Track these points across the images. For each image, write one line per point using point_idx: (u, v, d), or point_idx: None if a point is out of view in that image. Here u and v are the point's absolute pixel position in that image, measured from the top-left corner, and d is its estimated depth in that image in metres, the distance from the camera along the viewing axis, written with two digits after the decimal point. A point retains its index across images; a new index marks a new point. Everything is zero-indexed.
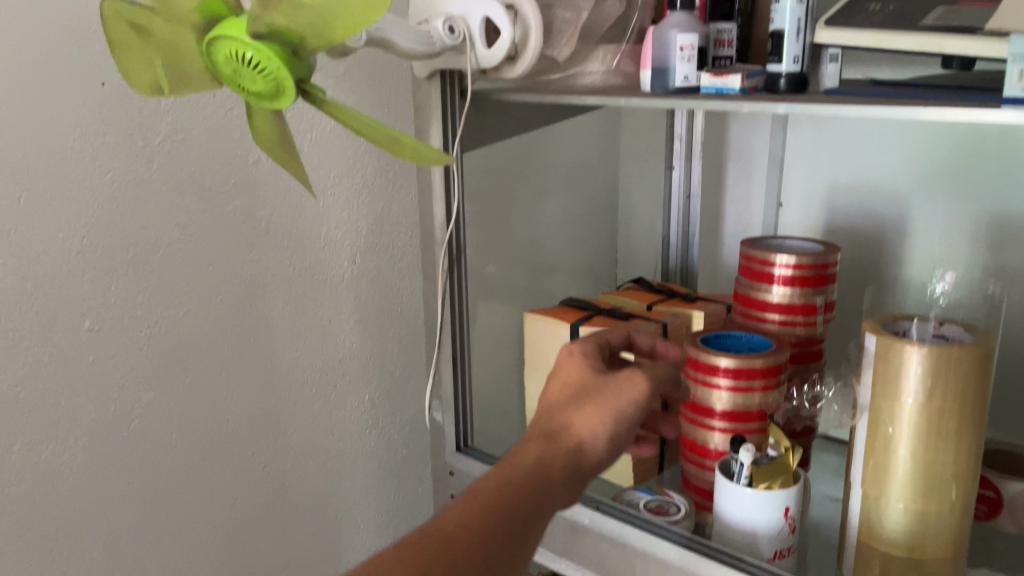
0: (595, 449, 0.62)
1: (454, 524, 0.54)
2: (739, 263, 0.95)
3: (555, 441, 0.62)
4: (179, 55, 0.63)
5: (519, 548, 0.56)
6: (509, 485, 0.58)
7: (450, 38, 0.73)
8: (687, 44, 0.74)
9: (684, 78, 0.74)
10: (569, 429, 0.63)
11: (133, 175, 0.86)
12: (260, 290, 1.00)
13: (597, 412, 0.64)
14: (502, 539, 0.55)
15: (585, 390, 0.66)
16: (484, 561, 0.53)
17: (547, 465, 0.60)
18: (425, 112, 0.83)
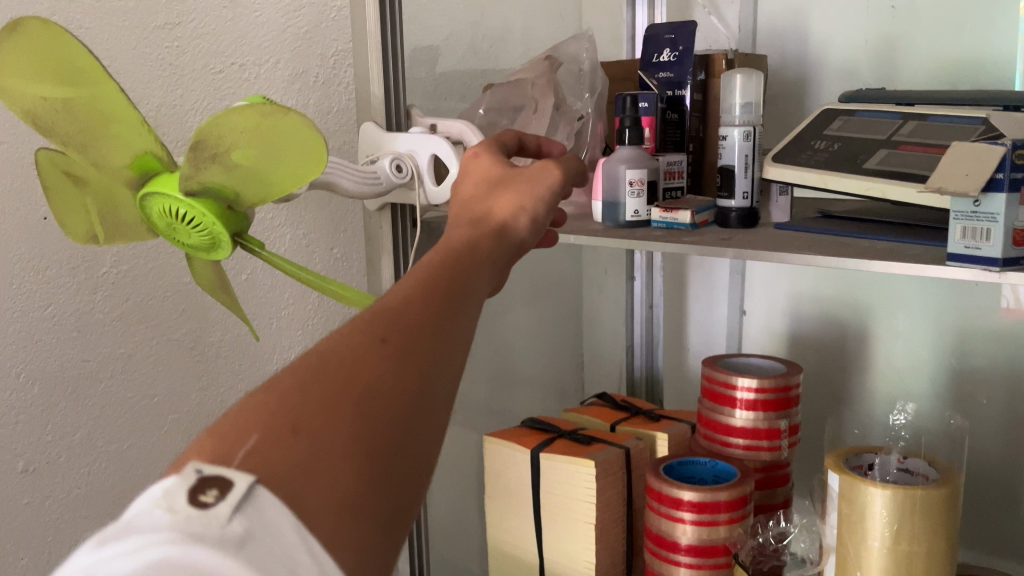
0: (522, 226, 0.54)
1: (396, 308, 0.43)
2: (702, 384, 0.93)
3: (479, 228, 0.52)
4: (116, 206, 0.60)
5: (469, 314, 0.47)
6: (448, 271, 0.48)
7: (398, 176, 0.73)
8: (636, 179, 0.73)
9: (633, 210, 0.74)
10: (495, 213, 0.54)
11: (75, 308, 0.83)
12: (209, 417, 0.96)
13: (516, 194, 0.54)
14: (452, 311, 0.45)
15: (501, 179, 0.56)
16: (441, 338, 0.43)
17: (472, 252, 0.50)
18: (376, 243, 0.81)
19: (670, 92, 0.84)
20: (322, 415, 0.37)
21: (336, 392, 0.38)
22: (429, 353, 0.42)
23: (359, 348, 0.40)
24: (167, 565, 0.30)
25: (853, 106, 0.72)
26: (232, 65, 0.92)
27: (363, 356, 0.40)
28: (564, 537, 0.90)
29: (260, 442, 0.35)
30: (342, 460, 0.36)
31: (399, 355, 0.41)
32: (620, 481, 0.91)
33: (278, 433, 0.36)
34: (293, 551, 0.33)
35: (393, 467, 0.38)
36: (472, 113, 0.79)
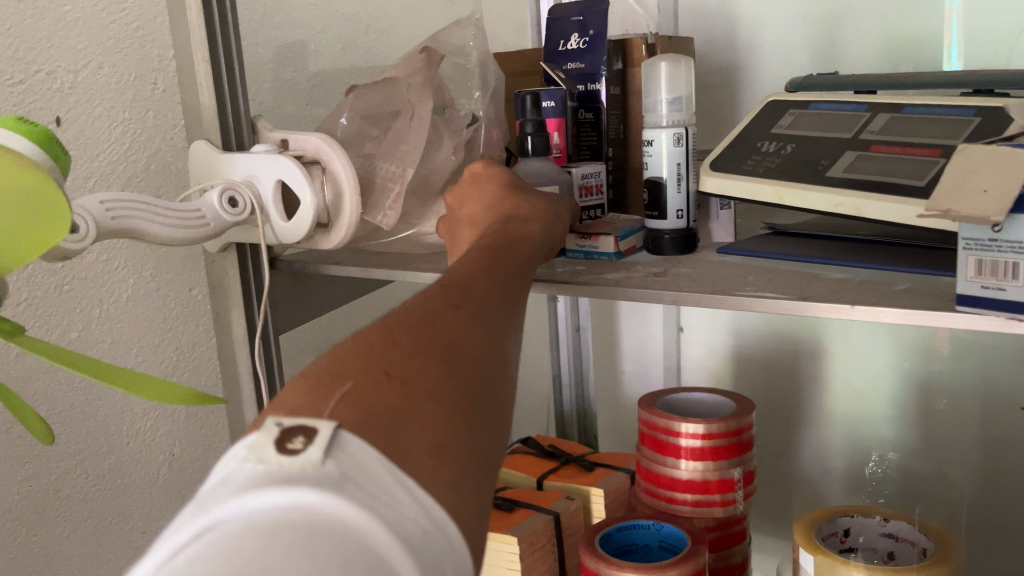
0: (549, 225, 0.51)
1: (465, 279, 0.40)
2: (639, 429, 0.79)
3: (517, 219, 0.50)
4: None
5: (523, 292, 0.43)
6: (495, 253, 0.44)
7: (233, 213, 0.55)
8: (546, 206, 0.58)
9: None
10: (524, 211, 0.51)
11: None
12: (41, 515, 0.76)
13: (541, 198, 0.53)
14: (509, 289, 0.42)
15: (521, 184, 0.54)
16: (511, 311, 0.40)
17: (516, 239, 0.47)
18: (223, 293, 0.64)
19: (582, 86, 0.69)
20: (413, 363, 0.32)
21: (424, 344, 0.33)
22: (500, 323, 0.38)
23: (437, 310, 0.36)
24: (270, 514, 0.24)
25: (806, 97, 0.58)
26: (37, 73, 0.72)
27: (441, 317, 0.35)
28: None
29: (350, 389, 0.29)
30: (437, 403, 0.30)
31: (475, 320, 0.36)
32: (549, 555, 0.76)
33: (367, 378, 0.30)
34: (396, 495, 0.26)
35: (484, 425, 0.32)
36: (332, 124, 0.63)
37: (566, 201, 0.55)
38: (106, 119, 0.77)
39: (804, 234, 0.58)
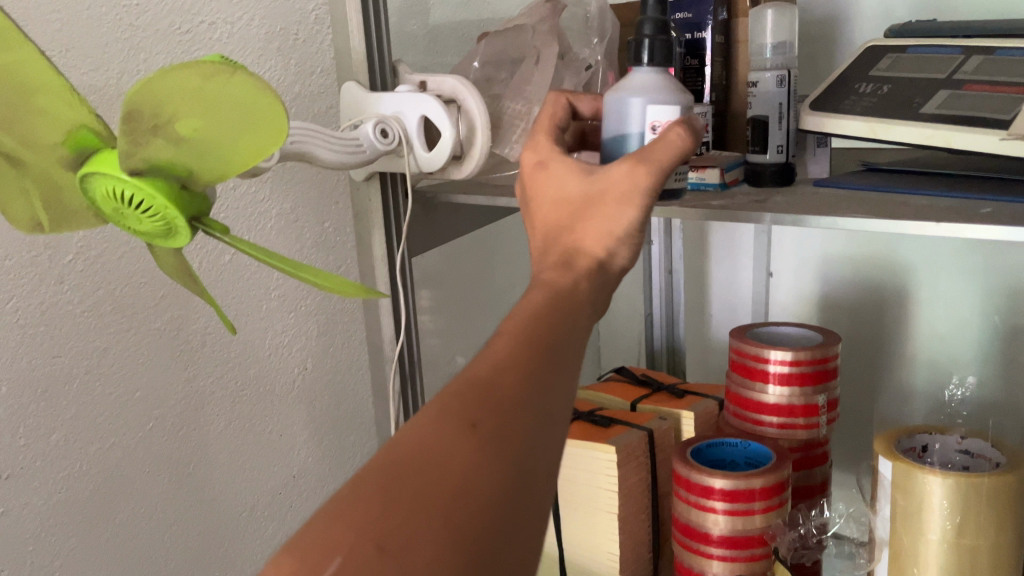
0: (614, 259, 0.48)
1: (491, 378, 0.41)
2: (730, 357, 0.85)
3: (569, 272, 0.47)
4: (59, 187, 0.52)
5: (564, 380, 0.43)
6: (536, 325, 0.44)
7: (385, 143, 0.64)
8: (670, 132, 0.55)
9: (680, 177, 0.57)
10: (582, 253, 0.48)
11: (40, 300, 0.75)
12: (196, 411, 0.89)
13: (605, 223, 0.48)
14: (544, 380, 0.42)
15: (586, 201, 0.49)
16: (539, 411, 0.41)
17: (558, 319, 0.44)
18: (366, 218, 0.73)
19: (689, 35, 0.74)
20: (408, 523, 0.35)
21: (428, 495, 0.36)
22: (521, 432, 0.39)
23: (447, 442, 0.38)
24: None
25: (902, 43, 0.63)
26: (201, 24, 0.82)
27: (451, 449, 0.38)
28: (586, 527, 0.84)
29: (339, 564, 0.34)
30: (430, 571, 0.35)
31: (490, 444, 0.38)
32: (643, 467, 0.83)
33: (358, 555, 0.34)
34: None
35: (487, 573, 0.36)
36: (465, 68, 0.71)
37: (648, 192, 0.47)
38: (257, 65, 0.87)
39: (899, 170, 0.63)
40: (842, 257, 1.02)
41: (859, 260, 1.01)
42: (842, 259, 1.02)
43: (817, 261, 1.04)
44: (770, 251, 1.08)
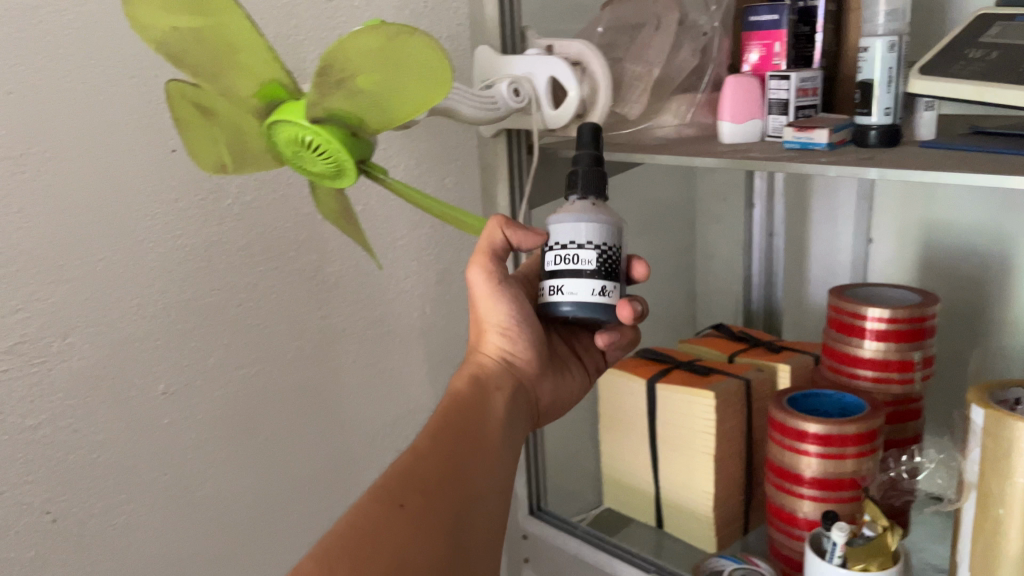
0: (503, 351, 0.70)
1: (413, 470, 0.62)
2: (828, 314, 0.89)
3: (470, 373, 0.70)
4: (241, 134, 0.61)
5: (474, 467, 0.64)
6: (443, 428, 0.66)
7: (517, 101, 0.70)
8: (557, 238, 0.60)
9: (563, 289, 0.59)
10: (481, 355, 0.71)
11: (203, 238, 0.85)
12: (329, 346, 0.98)
13: (487, 329, 0.70)
14: (455, 468, 0.63)
15: (478, 317, 0.71)
16: (448, 489, 0.62)
17: (459, 406, 0.68)
18: (492, 171, 0.81)
19: (801, 2, 0.78)
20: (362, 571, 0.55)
21: (373, 555, 0.56)
22: (436, 507, 0.60)
23: (382, 518, 0.58)
24: None
25: (1014, 10, 0.66)
26: None
27: (385, 523, 0.58)
28: (681, 466, 0.90)
29: None
30: None
31: (412, 517, 0.59)
32: (738, 413, 0.88)
33: None
34: None
35: None
36: (588, 33, 0.76)
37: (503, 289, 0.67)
38: None
39: (1006, 133, 0.66)
40: (946, 224, 1.03)
41: (963, 228, 1.01)
42: (945, 227, 1.03)
43: (919, 228, 1.05)
44: (872, 217, 1.09)
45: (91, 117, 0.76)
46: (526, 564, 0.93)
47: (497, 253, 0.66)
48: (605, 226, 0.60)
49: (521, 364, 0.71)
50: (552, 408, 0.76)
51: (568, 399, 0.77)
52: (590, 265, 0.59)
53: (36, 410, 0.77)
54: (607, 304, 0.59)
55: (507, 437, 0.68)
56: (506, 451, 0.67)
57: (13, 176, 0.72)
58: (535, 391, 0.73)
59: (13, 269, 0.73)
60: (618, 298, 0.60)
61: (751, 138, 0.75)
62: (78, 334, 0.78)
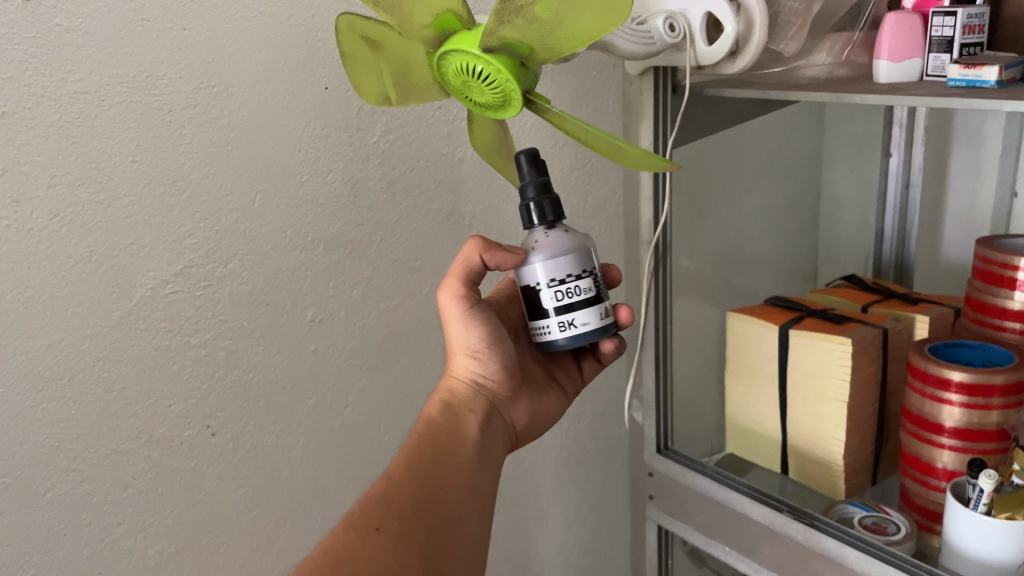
0: (474, 373, 0.74)
1: (389, 494, 0.64)
2: (973, 264, 0.87)
3: (442, 397, 0.73)
4: (408, 67, 0.64)
5: (452, 489, 0.66)
6: (419, 454, 0.68)
7: (672, 36, 0.71)
8: (529, 280, 0.66)
9: (574, 322, 0.64)
10: (451, 382, 0.74)
11: (351, 174, 0.87)
12: None
13: (457, 354, 0.73)
14: (433, 489, 0.65)
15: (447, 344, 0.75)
16: (424, 509, 0.64)
17: (431, 429, 0.70)
18: (637, 111, 0.81)
19: None
20: None
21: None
22: (412, 525, 0.62)
23: (359, 541, 0.59)
24: None
25: None
26: None
27: (361, 542, 0.59)
28: (813, 414, 0.90)
29: None
30: None
31: (388, 536, 0.61)
32: (874, 361, 0.87)
33: None
34: None
35: None
36: None
37: (474, 314, 0.71)
38: None
39: None
40: None
41: None
42: None
43: None
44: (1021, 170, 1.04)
45: (252, 51, 0.77)
46: (651, 502, 0.97)
47: (471, 275, 0.70)
48: (570, 257, 0.64)
49: (491, 383, 0.74)
50: (529, 428, 0.78)
51: (546, 418, 0.79)
52: (588, 293, 0.65)
53: (202, 329, 0.81)
54: (590, 331, 0.65)
55: (481, 458, 0.71)
56: (481, 472, 0.70)
57: (184, 108, 0.75)
58: (507, 413, 0.76)
59: (183, 195, 0.76)
60: (598, 322, 0.65)
61: (911, 77, 0.73)
62: (238, 262, 0.81)
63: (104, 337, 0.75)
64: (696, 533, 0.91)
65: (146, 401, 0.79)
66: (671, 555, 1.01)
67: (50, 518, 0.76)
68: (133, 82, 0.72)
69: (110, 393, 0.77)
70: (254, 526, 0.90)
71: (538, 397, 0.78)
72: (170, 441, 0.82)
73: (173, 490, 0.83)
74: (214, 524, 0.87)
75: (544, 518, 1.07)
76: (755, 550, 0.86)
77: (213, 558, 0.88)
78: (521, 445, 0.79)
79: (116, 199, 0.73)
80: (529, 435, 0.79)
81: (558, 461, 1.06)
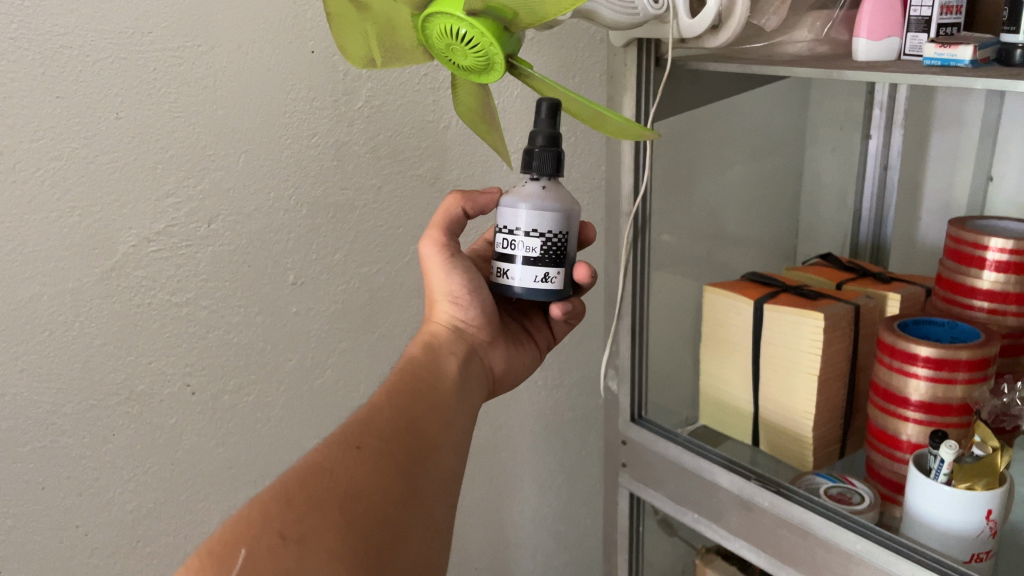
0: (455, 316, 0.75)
1: (369, 419, 0.64)
2: (945, 244, 0.89)
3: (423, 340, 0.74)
4: (392, 30, 0.65)
5: (431, 416, 0.67)
6: (401, 385, 0.69)
7: (655, 7, 0.71)
8: (505, 222, 0.67)
9: (509, 273, 0.67)
10: (433, 326, 0.75)
11: (335, 138, 0.87)
12: None
13: (438, 298, 0.75)
14: (413, 416, 0.66)
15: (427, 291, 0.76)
16: (404, 431, 0.64)
17: (411, 366, 0.71)
18: (619, 82, 0.82)
19: None
20: (313, 500, 0.56)
21: (330, 488, 0.57)
22: (392, 446, 0.62)
23: (338, 457, 0.60)
24: None
25: None
26: None
27: (339, 459, 0.60)
28: (783, 387, 0.92)
29: (267, 527, 0.53)
30: (332, 524, 0.55)
31: (368, 454, 0.61)
32: (846, 336, 0.89)
33: (278, 518, 0.54)
34: None
35: (377, 531, 0.57)
36: None
37: (454, 261, 0.73)
38: None
39: None
40: None
41: None
42: None
43: None
44: (996, 154, 1.05)
45: (238, 10, 0.77)
46: (624, 469, 0.99)
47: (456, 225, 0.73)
48: (523, 212, 0.66)
49: (472, 326, 0.76)
50: (506, 376, 0.80)
51: (523, 366, 0.81)
52: (532, 253, 0.66)
53: (183, 288, 0.81)
54: (520, 287, 0.66)
55: (463, 395, 0.72)
56: (463, 407, 0.71)
57: (169, 65, 0.75)
58: (486, 358, 0.77)
59: (167, 153, 0.77)
60: (556, 284, 0.66)
61: (888, 55, 0.75)
62: (221, 222, 0.82)
63: (85, 291, 0.76)
64: (666, 499, 0.94)
65: (126, 357, 0.80)
66: (643, 523, 1.03)
67: (28, 469, 0.77)
68: (118, 38, 0.72)
69: (91, 347, 0.77)
70: (232, 483, 0.91)
71: (516, 345, 0.80)
72: (150, 398, 0.82)
73: (152, 446, 0.84)
74: (192, 481, 0.88)
75: (518, 485, 1.09)
76: (722, 518, 0.88)
77: (191, 515, 0.89)
78: (498, 394, 0.80)
79: (100, 155, 0.73)
80: (505, 381, 0.80)
81: (534, 429, 1.08)
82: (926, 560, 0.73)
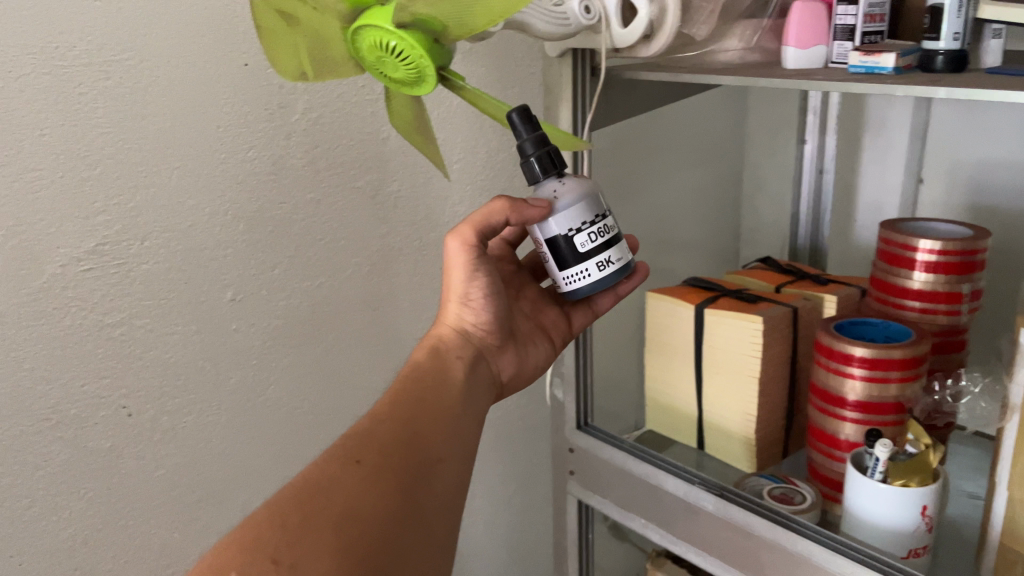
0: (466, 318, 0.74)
1: (372, 431, 0.63)
2: (877, 246, 0.91)
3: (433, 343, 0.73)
4: (323, 42, 0.64)
5: (434, 428, 0.66)
6: (408, 392, 0.67)
7: (587, 18, 0.71)
8: (576, 223, 0.64)
9: (612, 259, 0.66)
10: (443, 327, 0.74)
11: (272, 152, 0.86)
12: (388, 264, 1.00)
13: (452, 299, 0.73)
14: (416, 428, 0.65)
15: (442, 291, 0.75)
16: (406, 444, 0.63)
17: (418, 372, 0.70)
18: (556, 93, 0.82)
19: None
20: (311, 520, 0.55)
21: (328, 506, 0.56)
22: (394, 460, 0.61)
23: (339, 473, 0.59)
24: None
25: None
26: None
27: (340, 474, 0.59)
28: (726, 390, 0.93)
29: (262, 549, 0.52)
30: (329, 546, 0.54)
31: (370, 469, 0.60)
32: (785, 338, 0.91)
33: (274, 540, 0.53)
34: None
35: (374, 553, 0.56)
36: None
37: (475, 262, 0.72)
38: None
39: None
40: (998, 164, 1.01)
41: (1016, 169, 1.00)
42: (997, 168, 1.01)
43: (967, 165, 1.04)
44: (925, 156, 1.08)
45: (167, 23, 0.76)
46: (572, 477, 0.99)
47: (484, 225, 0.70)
48: (588, 201, 0.65)
49: (484, 328, 0.74)
50: (514, 380, 0.78)
51: (533, 369, 0.80)
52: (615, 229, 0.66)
53: (116, 308, 0.79)
54: (623, 265, 0.67)
55: (468, 402, 0.70)
56: (468, 414, 0.69)
57: (97, 81, 0.73)
58: (493, 363, 0.76)
59: (96, 170, 0.75)
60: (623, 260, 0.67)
61: (816, 63, 0.76)
62: (154, 240, 0.80)
63: (12, 315, 0.73)
64: (614, 506, 0.94)
65: (57, 380, 0.77)
66: (594, 528, 1.04)
67: None
68: (42, 53, 0.70)
69: (19, 372, 0.75)
70: (173, 506, 0.89)
71: (524, 347, 0.78)
72: (84, 422, 0.80)
73: (88, 471, 0.81)
74: (131, 506, 0.85)
75: (469, 496, 1.08)
76: (669, 522, 0.88)
77: (131, 540, 0.86)
78: (505, 398, 0.78)
79: (24, 173, 0.71)
80: (515, 384, 0.78)
81: (483, 440, 1.07)
82: (867, 557, 0.74)
